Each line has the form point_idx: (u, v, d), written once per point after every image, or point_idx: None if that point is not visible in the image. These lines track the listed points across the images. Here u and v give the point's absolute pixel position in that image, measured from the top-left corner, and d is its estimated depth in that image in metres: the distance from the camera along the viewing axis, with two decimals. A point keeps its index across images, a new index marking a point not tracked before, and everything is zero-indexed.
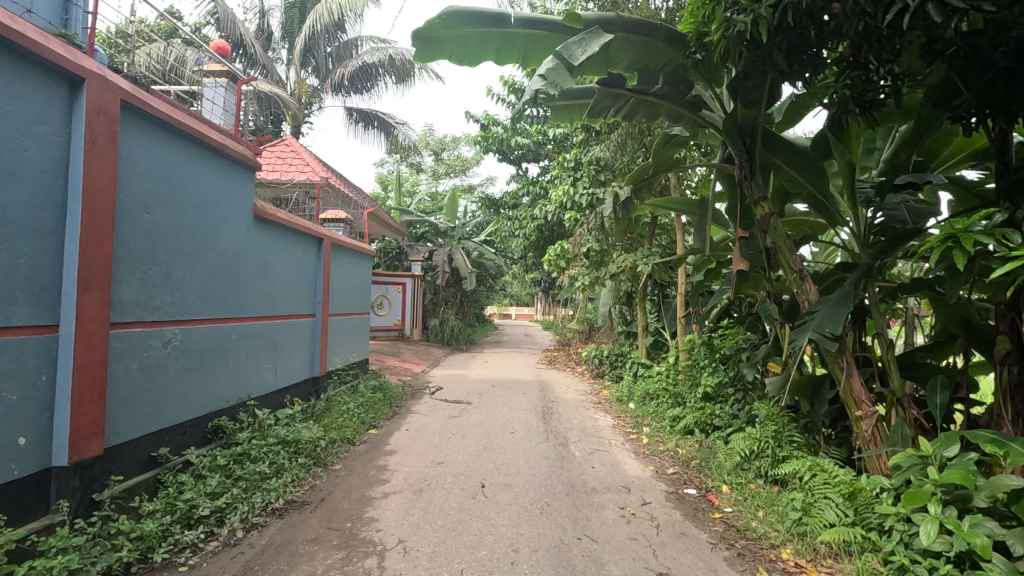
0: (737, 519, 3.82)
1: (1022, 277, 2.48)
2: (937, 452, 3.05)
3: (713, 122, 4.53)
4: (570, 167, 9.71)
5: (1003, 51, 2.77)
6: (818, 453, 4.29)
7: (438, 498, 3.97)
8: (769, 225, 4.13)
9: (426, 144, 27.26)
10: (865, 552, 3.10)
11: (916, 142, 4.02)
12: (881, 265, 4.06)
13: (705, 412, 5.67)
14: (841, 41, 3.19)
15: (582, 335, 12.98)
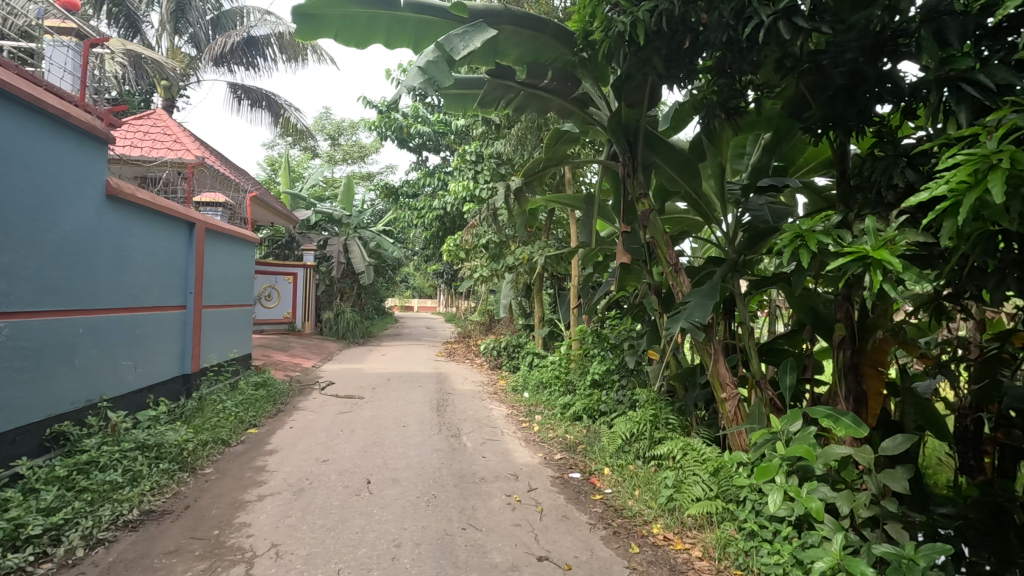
0: (616, 498, 4.05)
1: (851, 272, 2.81)
2: (785, 427, 3.38)
3: (600, 120, 4.70)
4: (470, 158, 9.78)
5: (841, 70, 3.12)
6: (690, 433, 4.63)
7: (319, 497, 3.80)
8: (649, 221, 4.39)
9: (323, 127, 25.96)
10: (724, 521, 3.39)
11: (775, 148, 4.43)
12: (745, 260, 4.47)
13: (593, 399, 5.94)
14: (710, 51, 3.44)
15: (481, 327, 13.05)
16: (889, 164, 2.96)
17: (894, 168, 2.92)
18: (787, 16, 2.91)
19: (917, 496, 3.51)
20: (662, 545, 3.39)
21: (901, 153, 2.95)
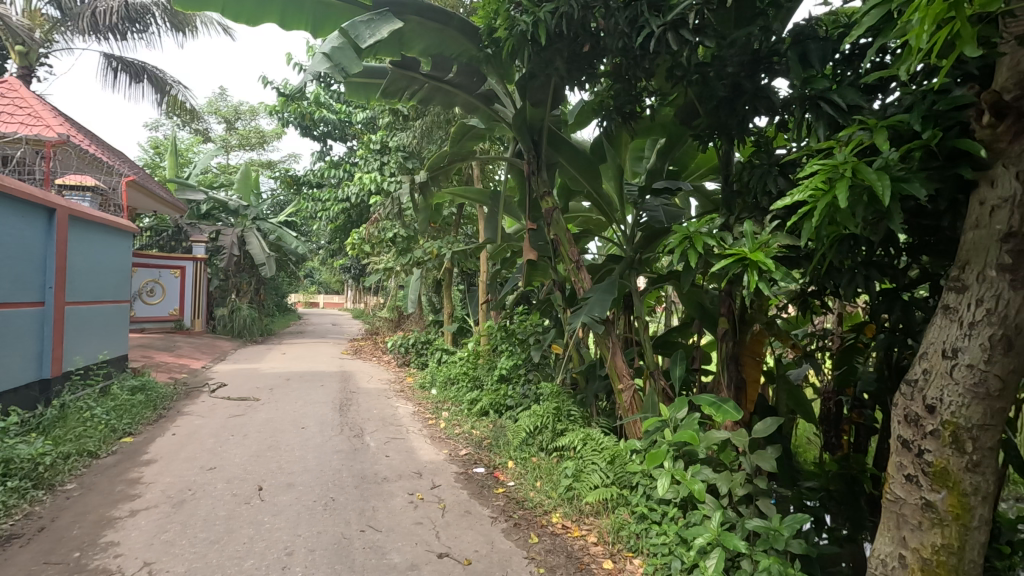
0: (518, 491, 4.13)
1: (730, 270, 3.05)
2: (674, 415, 3.61)
3: (505, 118, 4.74)
4: (376, 149, 9.53)
5: (723, 83, 3.38)
6: (590, 424, 4.82)
7: (203, 508, 3.52)
8: (553, 219, 4.49)
9: (217, 110, 24.08)
10: (619, 506, 3.57)
11: (668, 153, 4.70)
12: (642, 258, 4.71)
13: (499, 394, 6.01)
14: (609, 55, 3.59)
15: (390, 324, 12.74)
16: (764, 172, 3.23)
17: (767, 176, 3.19)
18: (675, 28, 3.09)
19: (788, 474, 3.88)
20: (561, 534, 3.51)
21: (774, 162, 3.24)
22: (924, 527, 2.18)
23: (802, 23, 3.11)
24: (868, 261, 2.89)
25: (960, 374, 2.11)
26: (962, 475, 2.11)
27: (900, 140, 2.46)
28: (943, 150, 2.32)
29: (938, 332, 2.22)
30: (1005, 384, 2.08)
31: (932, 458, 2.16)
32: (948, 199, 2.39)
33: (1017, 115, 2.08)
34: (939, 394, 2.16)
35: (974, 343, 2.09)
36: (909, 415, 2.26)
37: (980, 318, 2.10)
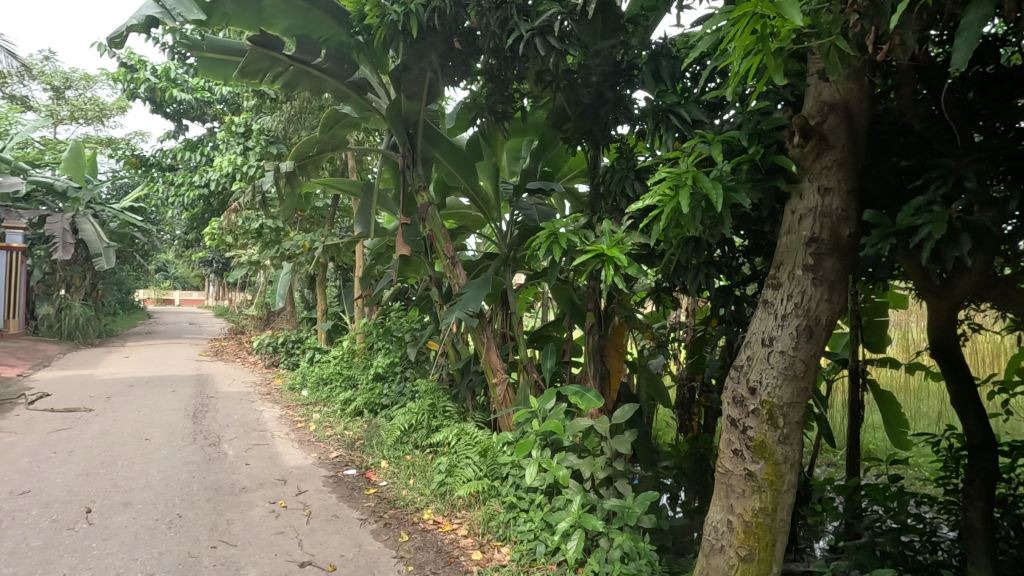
0: (390, 490, 4.06)
1: (592, 267, 3.25)
2: (542, 406, 3.76)
3: (379, 108, 4.62)
4: (239, 132, 8.79)
5: (589, 90, 3.59)
6: (466, 418, 4.87)
7: (10, 539, 3.02)
8: (428, 214, 4.54)
9: (39, 74, 20.61)
10: (490, 497, 3.65)
11: (541, 154, 4.85)
12: (516, 255, 4.84)
13: (375, 392, 5.84)
14: (482, 54, 3.64)
15: (256, 322, 11.81)
16: (622, 176, 3.49)
17: (625, 180, 3.44)
18: (542, 34, 3.20)
19: (648, 455, 4.23)
20: (431, 529, 3.52)
21: (631, 167, 3.50)
22: (747, 494, 2.49)
23: (658, 43, 3.34)
24: (710, 261, 3.23)
25: (775, 359, 2.44)
26: (775, 446, 2.44)
27: (732, 153, 2.77)
28: (764, 164, 2.66)
29: (759, 323, 2.55)
30: (808, 367, 2.44)
31: (753, 433, 2.47)
32: (768, 208, 2.75)
33: (819, 138, 2.45)
34: (759, 377, 2.47)
35: (786, 332, 2.44)
36: (736, 397, 2.56)
37: (790, 310, 2.45)
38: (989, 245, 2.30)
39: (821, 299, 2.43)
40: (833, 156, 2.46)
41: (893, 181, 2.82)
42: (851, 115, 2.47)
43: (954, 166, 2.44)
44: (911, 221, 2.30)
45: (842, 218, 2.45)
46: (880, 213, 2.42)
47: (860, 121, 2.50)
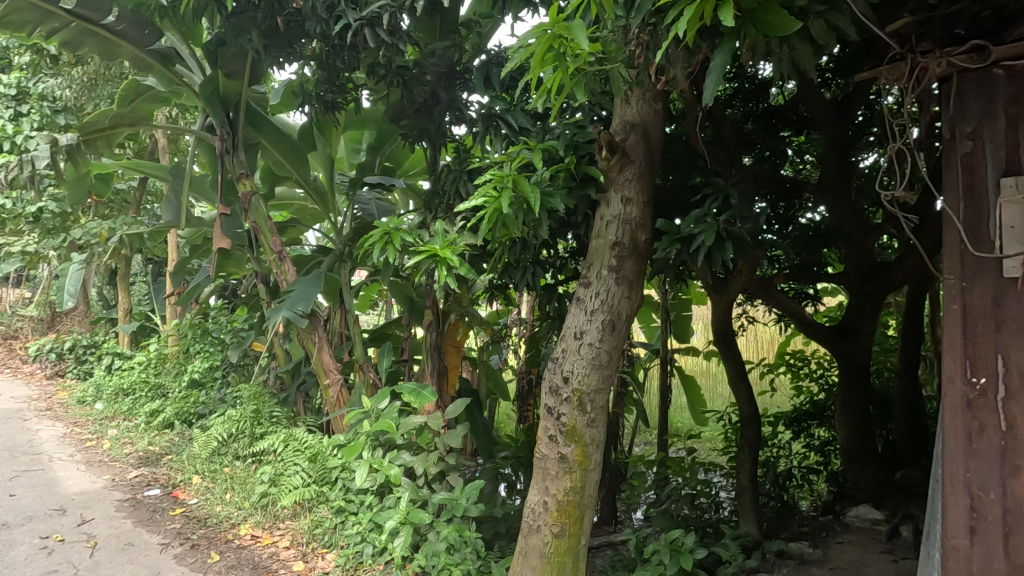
0: (201, 508, 3.70)
1: (425, 266, 3.28)
2: (375, 406, 3.70)
3: (190, 83, 4.15)
4: (10, 94, 7.27)
5: (423, 88, 3.62)
6: (295, 423, 4.57)
7: None
8: (250, 204, 4.20)
9: None
10: (318, 503, 3.51)
11: (379, 149, 4.70)
12: (351, 252, 4.65)
13: (189, 401, 5.22)
14: (311, 39, 3.48)
15: (35, 324, 9.83)
16: (456, 176, 3.55)
17: (459, 180, 3.51)
18: (371, 26, 3.13)
19: (486, 447, 4.41)
20: (248, 545, 3.32)
21: (463, 168, 3.58)
22: (560, 475, 2.71)
23: (491, 52, 3.46)
24: (537, 261, 3.44)
25: (585, 350, 2.70)
26: (584, 430, 2.70)
27: (551, 162, 3.00)
28: (578, 173, 2.93)
29: (572, 318, 2.80)
30: (611, 357, 2.73)
31: (566, 419, 2.71)
32: (582, 213, 3.03)
33: (622, 152, 2.75)
34: (572, 367, 2.73)
35: (593, 326, 2.71)
36: (552, 387, 2.79)
37: (597, 306, 2.73)
38: (748, 251, 2.78)
39: (622, 296, 2.74)
40: (633, 170, 2.78)
41: (681, 195, 3.29)
42: (648, 134, 2.82)
43: (725, 185, 2.91)
44: (691, 229, 2.70)
45: (640, 225, 2.78)
46: (669, 221, 2.79)
47: (655, 141, 2.86)
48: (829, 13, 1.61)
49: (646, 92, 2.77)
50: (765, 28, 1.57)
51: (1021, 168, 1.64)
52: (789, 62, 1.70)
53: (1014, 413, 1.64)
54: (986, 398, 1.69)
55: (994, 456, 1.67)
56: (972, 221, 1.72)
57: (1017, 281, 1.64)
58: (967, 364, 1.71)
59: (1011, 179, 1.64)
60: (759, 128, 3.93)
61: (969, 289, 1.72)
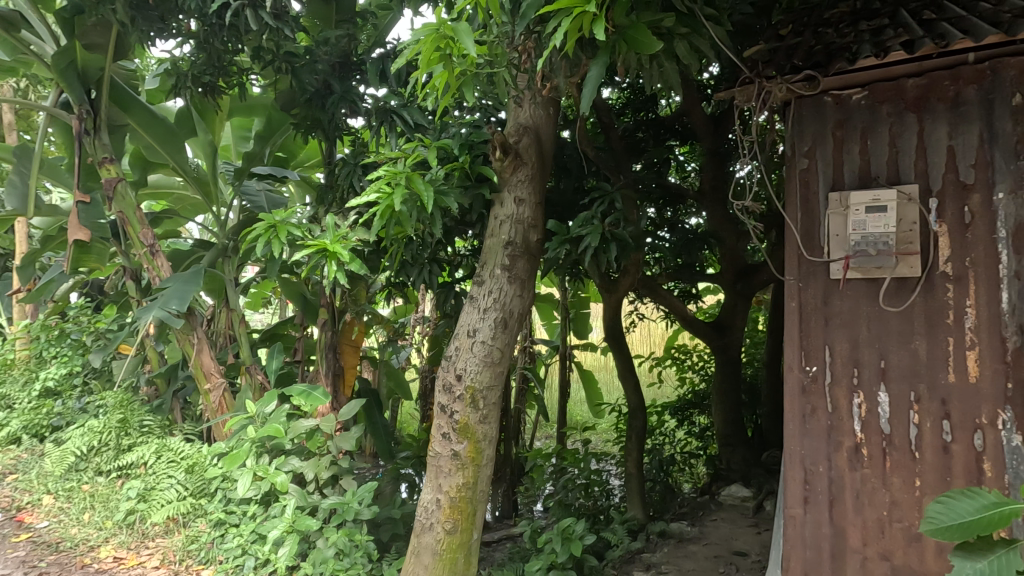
0: (54, 532, 3.33)
1: (315, 262, 3.14)
2: (261, 410, 3.50)
3: (40, 53, 3.68)
4: None
5: (315, 77, 3.48)
6: (171, 432, 4.21)
7: None
8: (115, 192, 3.78)
9: None
10: (195, 517, 3.28)
11: (268, 137, 4.28)
12: (235, 246, 4.33)
13: (41, 413, 4.63)
14: (186, 16, 3.21)
15: None
16: (350, 170, 3.45)
17: (353, 174, 3.41)
18: (254, 7, 2.96)
19: (387, 447, 4.31)
20: (109, 568, 3.03)
21: (357, 162, 3.48)
22: (453, 472, 2.73)
23: (388, 45, 3.40)
24: (434, 258, 3.42)
25: (477, 348, 2.74)
26: (477, 427, 2.74)
27: (446, 160, 3.00)
28: (472, 173, 2.96)
29: (466, 316, 2.83)
30: (503, 354, 2.79)
31: (458, 416, 2.74)
32: (477, 213, 3.06)
33: (514, 154, 2.81)
34: (465, 365, 2.76)
35: (486, 323, 2.76)
36: (445, 384, 2.80)
37: (490, 304, 2.77)
38: (632, 252, 2.96)
39: (514, 294, 2.81)
40: (525, 172, 2.85)
41: (569, 198, 3.46)
42: (539, 138, 2.91)
43: (611, 190, 3.07)
44: (579, 230, 2.84)
45: (532, 225, 2.86)
46: (560, 223, 2.92)
47: (546, 145, 2.96)
48: (692, 36, 1.77)
49: (538, 97, 2.86)
50: (635, 45, 1.69)
51: (845, 184, 1.90)
52: (658, 79, 1.84)
53: (837, 396, 1.90)
54: (817, 384, 1.93)
55: (823, 434, 1.92)
56: (807, 229, 1.96)
57: (841, 282, 1.90)
58: (803, 354, 1.95)
59: (837, 193, 1.89)
60: (649, 136, 4.19)
61: (804, 289, 1.96)
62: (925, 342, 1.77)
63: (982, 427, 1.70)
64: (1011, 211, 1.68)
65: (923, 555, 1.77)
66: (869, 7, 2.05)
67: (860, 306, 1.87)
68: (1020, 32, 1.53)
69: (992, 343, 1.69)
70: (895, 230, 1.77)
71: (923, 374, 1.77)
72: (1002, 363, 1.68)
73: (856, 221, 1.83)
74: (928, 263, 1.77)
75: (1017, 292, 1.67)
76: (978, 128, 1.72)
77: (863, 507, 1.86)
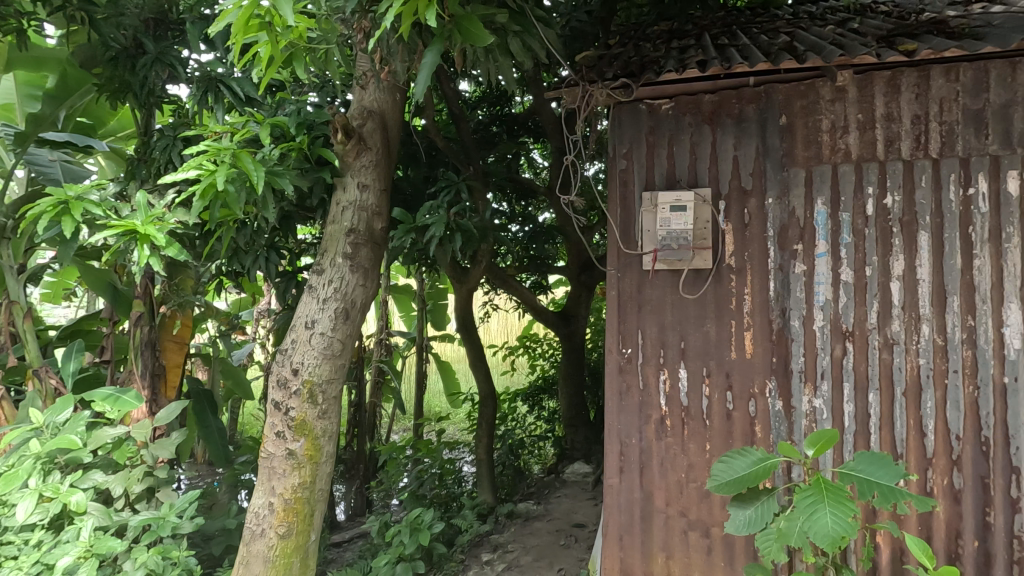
0: None
1: (120, 245, 2.73)
2: (50, 419, 2.97)
3: None
4: None
5: (123, 34, 3.02)
6: None
7: None
8: None
9: None
10: None
11: (62, 98, 3.56)
12: (16, 226, 3.53)
13: None
14: None
15: None
16: (167, 143, 3.05)
17: (171, 148, 3.02)
18: None
19: (223, 452, 3.82)
20: None
21: (177, 135, 3.09)
22: (287, 472, 2.57)
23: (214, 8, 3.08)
24: (272, 245, 3.17)
25: (316, 340, 2.61)
26: (315, 423, 2.61)
27: (281, 139, 2.79)
28: (312, 154, 2.80)
29: (303, 306, 2.67)
30: (345, 346, 2.68)
31: (294, 413, 2.58)
32: (317, 197, 2.89)
33: (358, 138, 2.70)
34: (301, 358, 2.61)
35: (325, 315, 2.63)
36: (280, 380, 2.63)
37: (330, 294, 2.65)
38: (477, 244, 3.01)
39: (356, 283, 2.70)
40: (369, 157, 2.75)
41: (415, 188, 3.46)
42: (385, 123, 2.83)
43: (457, 181, 3.11)
44: (424, 220, 2.84)
45: (376, 213, 2.76)
46: (406, 211, 2.91)
47: (393, 131, 2.88)
48: (524, 35, 1.86)
49: (383, 81, 2.77)
50: (469, 37, 1.70)
51: (655, 184, 2.12)
52: (492, 72, 1.89)
53: (647, 374, 2.12)
54: (631, 364, 2.14)
55: (635, 409, 2.14)
56: (624, 224, 2.15)
57: (651, 273, 2.12)
58: (621, 338, 2.15)
59: (648, 193, 2.10)
60: (503, 131, 4.28)
61: (622, 278, 2.16)
62: (714, 324, 2.05)
63: (755, 396, 2.02)
64: (778, 214, 2.00)
65: (711, 508, 2.05)
66: (681, 29, 2.36)
67: (666, 294, 2.10)
68: (782, 62, 1.82)
69: (763, 325, 2.01)
70: (692, 227, 2.02)
71: (713, 353, 2.06)
72: (770, 341, 2.01)
73: (662, 218, 2.05)
74: (717, 257, 2.05)
75: (781, 282, 2.00)
76: (755, 142, 2.02)
77: (667, 472, 2.10)
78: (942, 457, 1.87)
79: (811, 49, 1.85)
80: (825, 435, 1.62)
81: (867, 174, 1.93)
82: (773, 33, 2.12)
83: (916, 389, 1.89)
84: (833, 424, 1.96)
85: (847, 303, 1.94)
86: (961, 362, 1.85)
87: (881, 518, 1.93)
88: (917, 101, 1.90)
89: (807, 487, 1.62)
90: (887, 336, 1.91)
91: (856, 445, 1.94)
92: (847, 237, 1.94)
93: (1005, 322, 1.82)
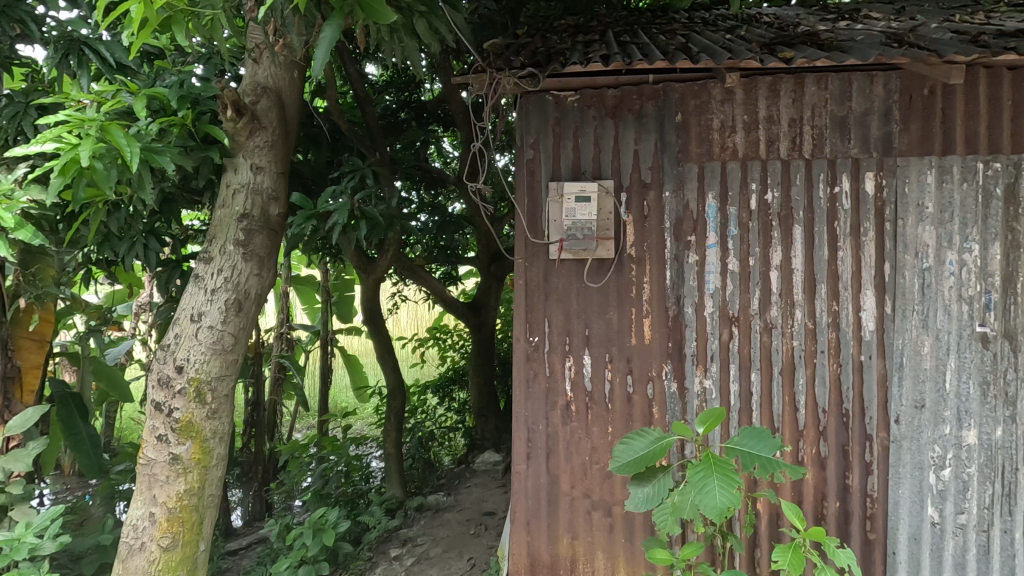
0: None
1: None
2: None
3: None
4: None
5: None
6: None
7: None
8: None
9: None
10: None
11: None
12: None
13: None
14: None
15: None
16: (16, 111, 2.65)
17: (22, 117, 2.63)
18: None
19: (95, 460, 3.41)
20: None
21: (32, 101, 2.69)
22: (171, 479, 2.35)
23: None
24: (151, 231, 2.86)
25: (203, 334, 2.41)
26: (204, 424, 2.40)
27: (159, 113, 2.51)
28: (197, 132, 2.55)
29: (188, 298, 2.45)
30: (237, 339, 2.49)
31: (179, 414, 2.36)
32: (204, 179, 2.65)
33: (251, 116, 2.50)
34: (186, 354, 2.39)
35: (214, 307, 2.42)
36: (162, 378, 2.40)
37: (219, 285, 2.44)
38: (383, 232, 2.91)
39: (251, 273, 2.50)
40: (264, 137, 2.56)
41: (316, 172, 3.28)
42: (282, 101, 2.65)
43: (361, 165, 3.02)
44: (325, 206, 2.69)
45: (272, 197, 2.57)
46: (305, 197, 2.74)
47: (290, 110, 2.70)
48: (430, 16, 1.81)
49: (279, 56, 2.58)
50: (371, 14, 1.62)
51: (561, 175, 2.15)
52: (398, 52, 1.83)
53: (553, 361, 2.17)
54: (538, 352, 2.18)
55: (542, 396, 2.18)
56: (531, 213, 2.17)
57: (557, 262, 2.16)
58: (528, 326, 2.18)
59: (555, 183, 2.14)
60: (411, 118, 4.15)
61: (529, 267, 2.18)
62: (616, 312, 2.14)
63: (652, 379, 2.13)
64: (674, 207, 2.11)
65: (613, 488, 2.14)
66: (587, 24, 2.41)
67: (570, 282, 2.16)
68: (678, 62, 1.91)
69: (659, 311, 2.12)
70: (596, 218, 2.09)
71: (615, 339, 2.14)
72: (666, 327, 2.12)
73: (568, 208, 2.09)
74: (619, 247, 2.13)
75: (676, 271, 2.12)
76: (654, 137, 2.12)
77: (571, 454, 2.17)
78: (811, 428, 2.08)
79: (703, 52, 1.96)
80: (713, 414, 1.74)
81: (751, 171, 2.09)
82: (670, 35, 2.23)
83: (790, 368, 2.08)
84: (720, 403, 2.12)
85: (734, 291, 2.10)
86: (827, 343, 2.07)
87: (760, 487, 2.12)
88: (793, 105, 2.08)
89: (698, 463, 1.73)
90: (767, 320, 2.09)
91: (740, 422, 2.11)
92: (733, 230, 2.10)
93: (862, 307, 2.05)
